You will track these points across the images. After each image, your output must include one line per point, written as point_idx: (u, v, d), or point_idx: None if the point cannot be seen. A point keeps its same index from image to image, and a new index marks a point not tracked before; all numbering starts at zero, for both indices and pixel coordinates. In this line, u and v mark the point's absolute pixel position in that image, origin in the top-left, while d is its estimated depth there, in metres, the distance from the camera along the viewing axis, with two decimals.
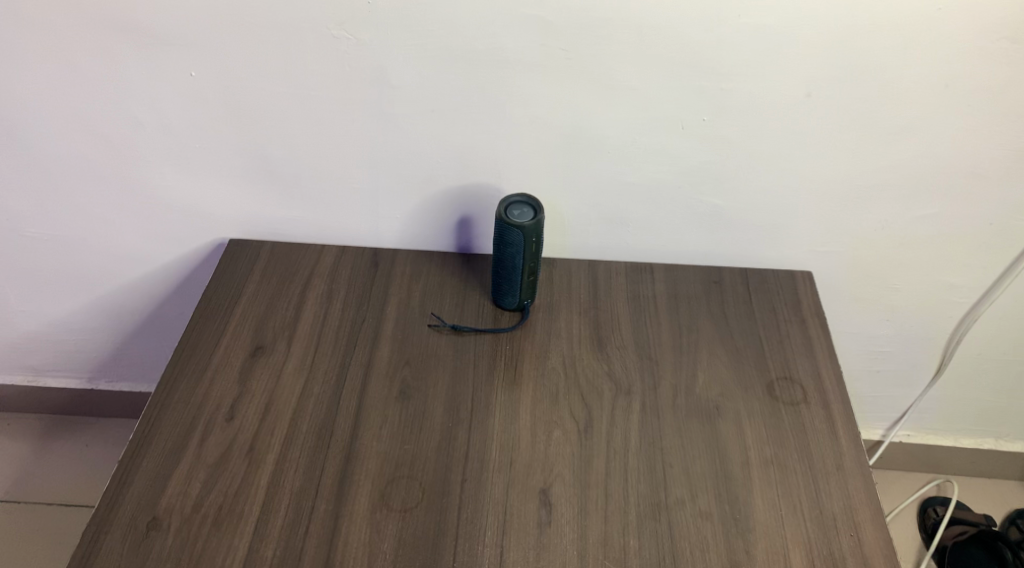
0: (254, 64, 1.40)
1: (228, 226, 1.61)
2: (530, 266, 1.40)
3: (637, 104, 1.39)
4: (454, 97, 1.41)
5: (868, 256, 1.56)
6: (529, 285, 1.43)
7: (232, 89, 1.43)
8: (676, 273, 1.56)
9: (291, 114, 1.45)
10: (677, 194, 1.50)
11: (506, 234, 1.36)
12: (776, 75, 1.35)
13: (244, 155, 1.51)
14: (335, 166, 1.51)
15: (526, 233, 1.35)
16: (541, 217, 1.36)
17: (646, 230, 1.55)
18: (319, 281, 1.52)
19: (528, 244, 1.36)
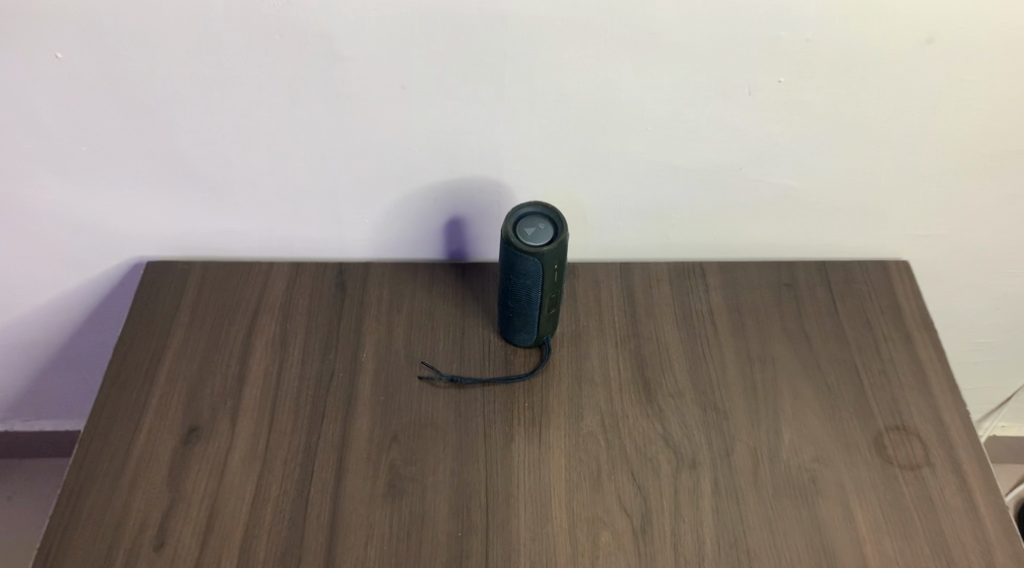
0: (147, 33, 0.98)
1: (144, 243, 1.22)
2: (551, 297, 1.04)
3: (689, 63, 1.00)
4: (434, 67, 1.00)
5: (984, 238, 1.20)
6: (551, 318, 1.07)
7: (120, 69, 1.01)
8: (735, 275, 1.19)
9: (206, 99, 1.04)
10: (738, 176, 1.12)
11: (518, 263, 0.99)
12: (886, 15, 0.96)
13: (149, 156, 1.11)
14: (275, 164, 1.11)
15: (547, 260, 0.99)
16: (565, 237, 0.99)
17: (694, 220, 1.18)
18: (269, 321, 1.15)
19: (549, 272, 1.00)
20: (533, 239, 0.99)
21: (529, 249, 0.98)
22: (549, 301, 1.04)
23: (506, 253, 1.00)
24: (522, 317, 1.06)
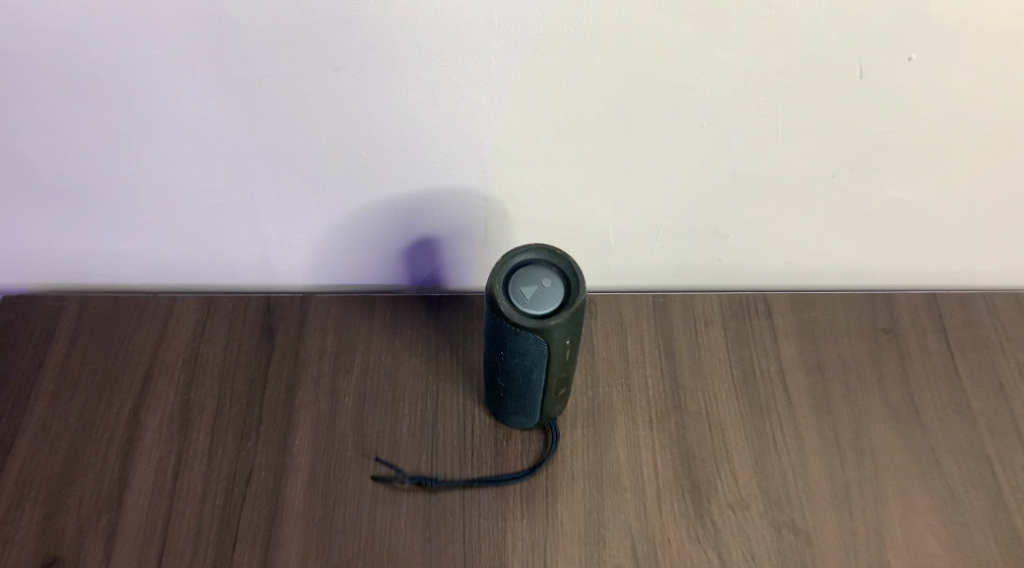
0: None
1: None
2: (562, 376, 0.71)
3: (778, 36, 0.65)
4: (386, 42, 0.65)
5: None
6: (560, 399, 0.75)
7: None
8: (813, 314, 0.86)
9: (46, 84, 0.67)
10: (831, 189, 0.78)
11: (514, 340, 0.67)
12: None
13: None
14: (163, 173, 0.76)
15: (558, 337, 0.66)
16: (580, 302, 0.66)
17: (761, 241, 0.84)
18: (167, 390, 0.82)
19: (559, 352, 0.67)
20: (537, 307, 0.66)
21: (532, 323, 0.65)
22: (558, 382, 0.72)
23: (497, 327, 0.67)
24: (518, 400, 0.74)
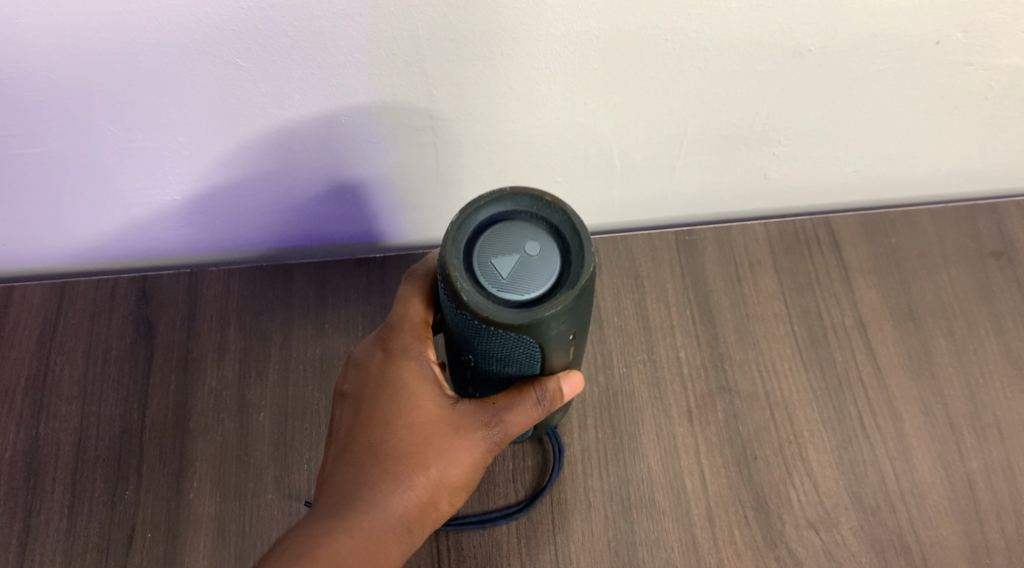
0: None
1: None
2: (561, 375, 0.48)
3: None
4: None
5: None
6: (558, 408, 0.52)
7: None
8: (894, 240, 0.63)
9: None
10: (935, 64, 0.53)
11: (488, 340, 0.43)
12: None
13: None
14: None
15: (555, 331, 0.43)
16: (586, 278, 0.42)
17: (829, 148, 0.59)
18: (7, 424, 0.58)
19: (559, 348, 0.44)
20: (521, 289, 0.42)
21: (514, 316, 0.42)
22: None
23: (459, 322, 0.43)
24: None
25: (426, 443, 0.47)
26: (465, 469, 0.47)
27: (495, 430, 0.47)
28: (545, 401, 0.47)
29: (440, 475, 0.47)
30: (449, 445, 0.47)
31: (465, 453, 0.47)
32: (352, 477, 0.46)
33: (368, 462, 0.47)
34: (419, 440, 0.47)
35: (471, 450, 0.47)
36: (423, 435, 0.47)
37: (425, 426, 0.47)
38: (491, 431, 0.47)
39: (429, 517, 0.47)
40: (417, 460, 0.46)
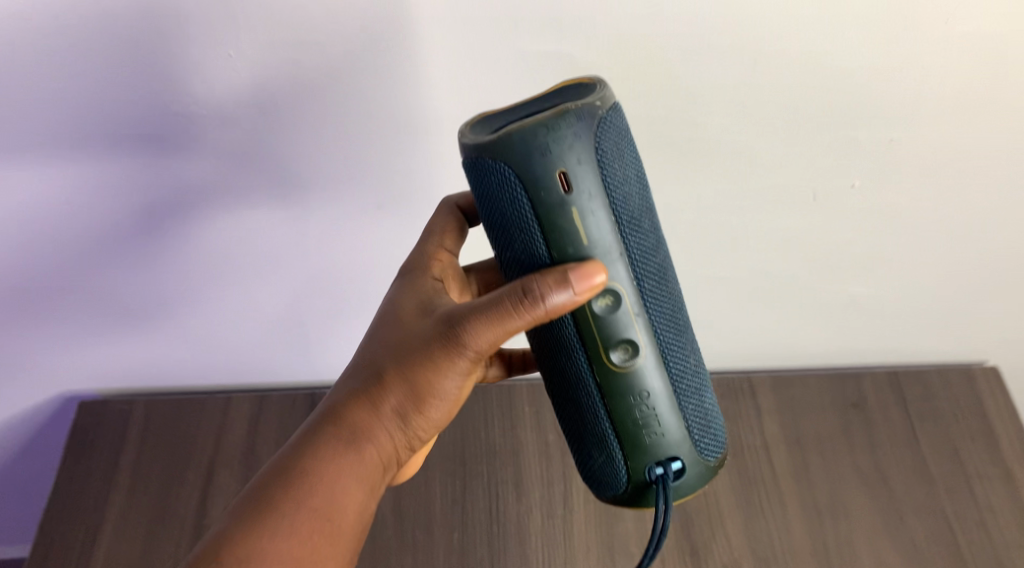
0: (58, 131, 0.75)
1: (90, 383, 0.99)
2: (596, 310, 0.63)
3: (741, 178, 0.80)
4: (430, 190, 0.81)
5: None
6: (642, 416, 0.64)
7: (22, 174, 0.77)
8: (792, 392, 0.98)
9: (139, 215, 0.81)
10: (795, 288, 0.91)
11: (491, 195, 0.62)
12: (980, 123, 0.75)
13: (68, 282, 0.86)
14: (238, 284, 0.89)
15: (538, 136, 0.59)
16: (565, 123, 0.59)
17: (741, 331, 0.97)
18: (229, 483, 0.93)
19: (553, 207, 0.60)
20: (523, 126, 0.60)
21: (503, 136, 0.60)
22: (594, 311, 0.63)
23: (472, 181, 0.63)
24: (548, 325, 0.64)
25: (406, 363, 0.64)
26: (455, 380, 0.64)
27: (463, 334, 0.62)
28: (527, 297, 0.60)
29: (413, 383, 0.64)
30: (442, 362, 0.63)
31: (436, 363, 0.63)
32: (352, 397, 0.65)
33: (365, 385, 0.65)
34: (399, 360, 0.65)
35: (440, 361, 0.63)
36: (405, 356, 0.65)
37: (407, 349, 0.65)
38: (480, 343, 0.62)
39: (429, 418, 0.66)
40: (392, 380, 0.65)
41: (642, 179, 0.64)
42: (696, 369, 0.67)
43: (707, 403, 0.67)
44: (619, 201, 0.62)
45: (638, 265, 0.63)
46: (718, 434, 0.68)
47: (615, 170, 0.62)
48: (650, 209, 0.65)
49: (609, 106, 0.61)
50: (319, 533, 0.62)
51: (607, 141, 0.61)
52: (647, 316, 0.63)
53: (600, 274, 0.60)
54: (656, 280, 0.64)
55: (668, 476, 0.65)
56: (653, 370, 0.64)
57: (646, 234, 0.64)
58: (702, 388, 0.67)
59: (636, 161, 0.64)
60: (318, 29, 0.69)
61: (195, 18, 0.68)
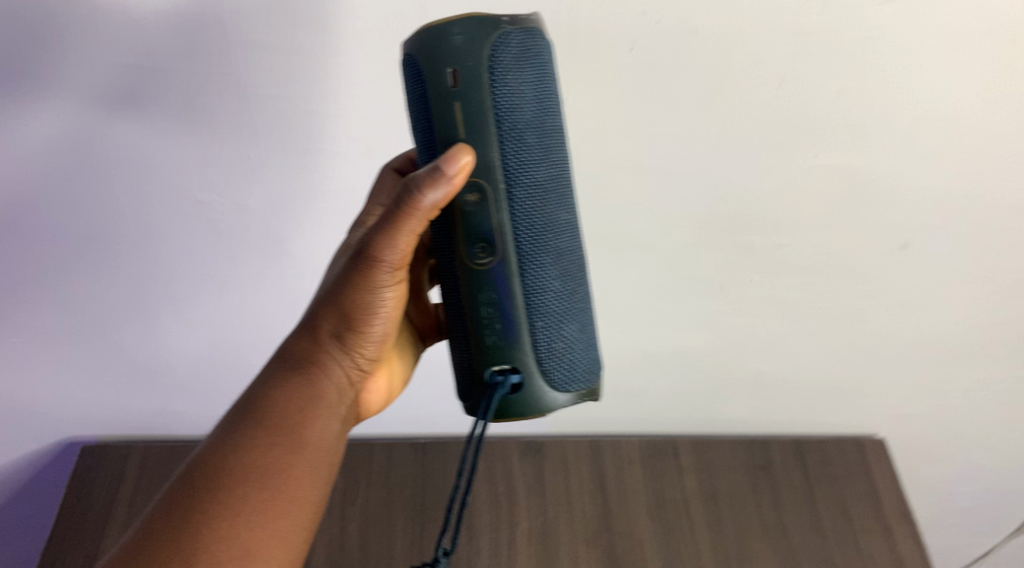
0: (101, 207, 0.93)
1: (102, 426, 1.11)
2: (466, 207, 0.73)
3: (663, 265, 0.96)
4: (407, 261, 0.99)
5: (964, 432, 1.11)
6: (489, 316, 0.74)
7: (66, 240, 0.96)
8: (710, 454, 1.10)
9: (209, 278, 0.99)
10: (710, 365, 1.06)
11: (408, 83, 0.73)
12: (850, 230, 0.93)
13: (141, 335, 1.03)
14: (260, 341, 1.05)
15: (452, 40, 0.71)
16: (472, 42, 0.70)
17: (669, 402, 1.11)
18: None
19: (443, 98, 0.71)
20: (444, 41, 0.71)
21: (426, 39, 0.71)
22: (467, 213, 0.73)
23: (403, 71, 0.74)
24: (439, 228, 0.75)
25: (331, 294, 0.77)
26: (382, 293, 0.76)
27: (368, 247, 0.75)
28: (407, 196, 0.71)
29: (338, 303, 0.77)
30: (361, 279, 0.75)
31: (352, 281, 0.76)
32: (298, 339, 0.79)
33: (306, 327, 0.79)
34: (327, 297, 0.78)
35: (353, 277, 0.76)
36: (331, 290, 0.78)
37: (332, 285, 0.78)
38: (388, 254, 0.74)
39: (366, 332, 0.78)
40: (323, 311, 0.78)
41: (545, 98, 0.73)
42: (561, 293, 0.75)
43: (565, 330, 0.75)
44: (507, 108, 0.72)
45: (511, 187, 0.73)
46: (574, 366, 0.75)
47: (508, 80, 0.71)
48: (544, 132, 0.73)
49: (522, 25, 0.72)
50: (282, 443, 0.74)
51: (505, 55, 0.71)
52: (505, 157, 0.72)
53: (467, 154, 0.71)
54: (533, 194, 0.73)
55: (505, 387, 0.74)
56: (508, 275, 0.73)
57: (529, 149, 0.73)
58: (565, 314, 0.75)
59: (539, 81, 0.73)
60: (318, 134, 0.89)
61: (245, 132, 0.89)
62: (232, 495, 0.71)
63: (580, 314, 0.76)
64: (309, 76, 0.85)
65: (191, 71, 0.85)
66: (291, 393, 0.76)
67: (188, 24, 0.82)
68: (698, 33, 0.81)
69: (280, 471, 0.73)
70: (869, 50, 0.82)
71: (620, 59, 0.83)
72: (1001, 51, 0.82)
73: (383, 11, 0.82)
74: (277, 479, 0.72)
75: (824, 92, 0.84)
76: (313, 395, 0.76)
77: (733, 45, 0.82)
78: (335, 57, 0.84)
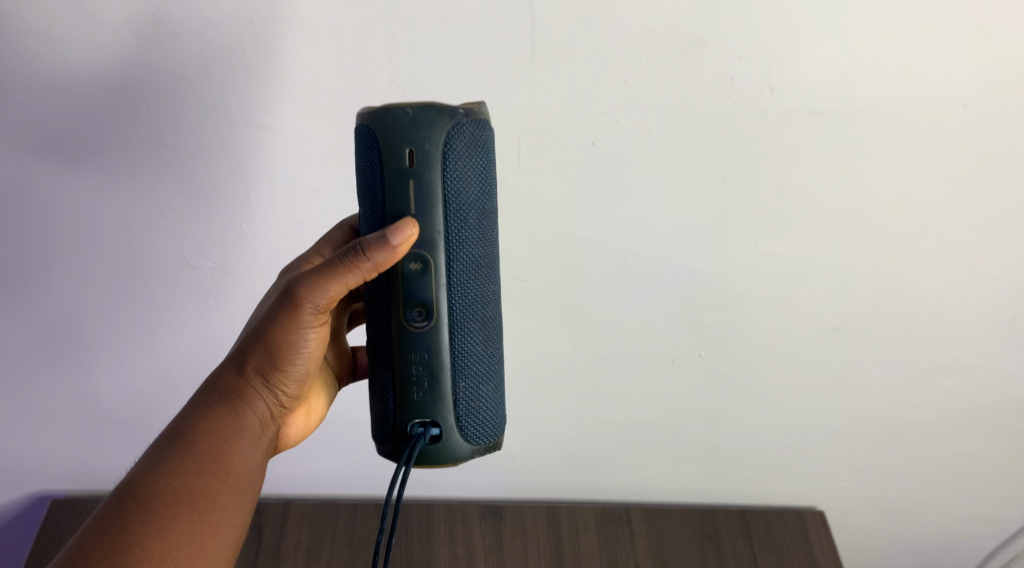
0: (97, 260, 0.98)
1: (76, 481, 1.13)
2: (409, 277, 0.77)
3: (619, 336, 1.04)
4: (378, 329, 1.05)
5: (897, 506, 1.18)
6: (418, 374, 0.78)
7: (56, 298, 1.00)
8: (660, 522, 1.15)
9: (200, 343, 1.04)
10: (661, 434, 1.13)
11: (363, 152, 0.77)
12: (790, 309, 1.02)
13: (129, 397, 1.07)
14: None
15: (407, 118, 0.75)
16: (424, 127, 0.75)
17: (622, 470, 1.17)
18: None
19: (396, 175, 0.75)
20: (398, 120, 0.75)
21: (382, 113, 0.75)
22: (409, 284, 0.77)
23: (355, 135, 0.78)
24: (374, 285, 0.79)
25: (258, 335, 0.79)
26: (307, 334, 0.79)
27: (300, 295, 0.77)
28: (349, 255, 0.75)
29: (266, 346, 0.79)
30: (289, 320, 0.78)
31: (280, 325, 0.78)
32: (222, 377, 0.80)
33: (231, 363, 0.80)
34: (254, 337, 0.80)
35: (282, 322, 0.78)
36: (257, 330, 0.80)
37: (259, 324, 0.80)
38: (317, 299, 0.77)
39: (290, 371, 0.81)
40: (250, 350, 0.80)
41: (489, 183, 0.78)
42: (483, 357, 0.80)
43: (483, 391, 0.81)
44: (454, 191, 0.76)
45: (452, 265, 0.77)
46: (488, 425, 0.81)
47: (459, 167, 0.76)
48: (485, 214, 0.78)
49: (475, 116, 0.76)
50: (208, 472, 0.76)
51: (459, 142, 0.76)
52: (448, 236, 0.77)
53: (412, 229, 0.75)
54: (469, 267, 0.78)
55: (425, 438, 0.79)
56: (439, 339, 0.78)
57: (470, 228, 0.78)
58: (484, 377, 0.81)
59: (485, 167, 0.78)
60: (304, 207, 0.96)
61: (245, 207, 0.95)
62: (159, 519, 0.73)
63: (497, 378, 0.82)
64: (299, 155, 0.92)
65: (202, 147, 0.92)
66: (217, 424, 0.78)
67: (193, 102, 0.90)
68: (653, 130, 0.91)
69: (204, 499, 0.75)
70: (802, 151, 0.92)
71: (583, 150, 0.92)
72: (915, 157, 0.93)
73: (372, 100, 0.89)
74: (200, 505, 0.74)
75: (763, 187, 0.94)
76: (236, 427, 0.78)
77: (683, 142, 0.92)
78: (325, 139, 0.92)
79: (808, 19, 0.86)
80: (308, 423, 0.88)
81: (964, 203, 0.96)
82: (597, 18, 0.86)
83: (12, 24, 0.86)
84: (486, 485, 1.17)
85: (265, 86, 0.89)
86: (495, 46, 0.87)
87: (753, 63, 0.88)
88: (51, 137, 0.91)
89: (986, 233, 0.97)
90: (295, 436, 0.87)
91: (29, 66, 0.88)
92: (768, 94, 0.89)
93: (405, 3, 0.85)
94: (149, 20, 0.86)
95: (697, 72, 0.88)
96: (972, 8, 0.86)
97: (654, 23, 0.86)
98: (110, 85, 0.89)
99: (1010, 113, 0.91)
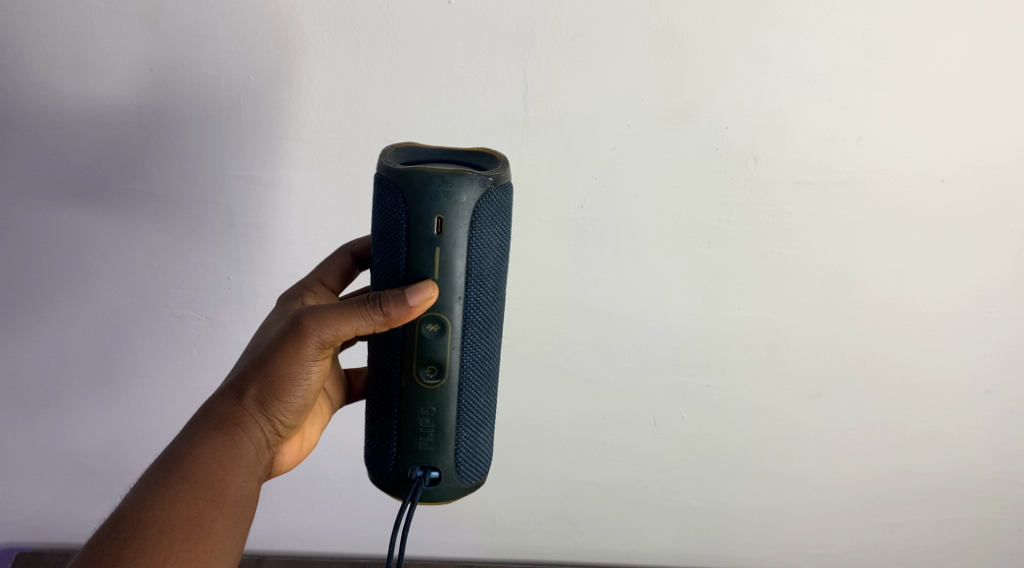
0: (90, 300, 0.98)
1: (49, 530, 1.11)
2: (424, 334, 0.77)
3: (604, 396, 1.04)
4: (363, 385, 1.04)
5: None
6: (424, 425, 0.78)
7: (39, 344, 1.00)
8: None
9: (184, 392, 1.03)
10: (642, 497, 1.12)
11: (386, 209, 0.76)
12: (774, 372, 1.03)
13: (109, 442, 1.05)
14: None
15: (436, 183, 0.75)
16: (454, 192, 0.75)
17: (603, 533, 1.15)
18: None
19: (421, 240, 0.75)
20: (427, 182, 0.75)
21: (409, 170, 0.75)
22: (421, 340, 0.77)
23: (375, 183, 0.78)
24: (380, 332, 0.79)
25: (263, 364, 0.78)
26: (310, 368, 0.79)
27: (310, 330, 0.77)
28: (367, 303, 0.75)
29: (270, 375, 0.78)
30: (294, 352, 0.77)
31: (288, 356, 0.77)
32: (223, 400, 0.79)
33: (233, 388, 0.79)
34: (258, 364, 0.79)
35: (290, 355, 0.77)
36: (262, 358, 0.78)
37: (265, 352, 0.79)
38: (325, 337, 0.77)
39: (290, 402, 0.80)
40: (254, 379, 0.78)
41: (505, 248, 0.79)
42: (485, 407, 0.81)
43: (482, 436, 0.81)
44: (476, 257, 0.77)
45: (467, 325, 0.78)
46: (483, 467, 0.81)
47: (483, 234, 0.76)
48: (500, 277, 0.79)
49: (501, 183, 0.77)
50: (204, 498, 0.74)
51: (485, 211, 0.76)
52: (467, 300, 0.77)
53: (431, 291, 0.75)
54: (481, 327, 0.79)
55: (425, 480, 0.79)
56: (449, 393, 0.78)
57: (487, 291, 0.78)
58: (484, 424, 0.81)
59: (505, 234, 0.78)
60: (294, 261, 0.96)
61: (237, 256, 0.96)
62: (156, 548, 0.70)
63: (494, 424, 0.82)
64: (291, 209, 0.93)
65: (195, 195, 0.93)
66: (215, 450, 0.76)
67: (192, 153, 0.91)
68: (643, 195, 0.93)
69: (199, 526, 0.73)
70: (788, 220, 0.94)
71: (571, 213, 0.94)
72: (895, 230, 0.95)
73: (365, 158, 0.91)
74: (197, 532, 0.72)
75: (747, 253, 0.96)
76: (233, 454, 0.77)
77: (671, 207, 0.94)
78: (317, 195, 0.93)
79: (794, 93, 0.89)
80: (300, 452, 0.87)
81: (943, 276, 0.98)
82: (590, 87, 0.88)
83: (15, 72, 0.87)
84: (465, 545, 1.16)
85: (262, 140, 0.90)
86: (489, 110, 0.89)
87: (740, 134, 0.90)
88: (52, 181, 0.92)
89: (966, 305, 0.99)
90: (286, 464, 0.86)
91: (27, 113, 0.89)
92: (753, 163, 0.91)
93: (403, 66, 0.87)
94: (148, 73, 0.87)
95: (686, 141, 0.90)
96: (950, 90, 0.89)
97: (646, 92, 0.88)
98: (110, 134, 0.90)
99: (988, 189, 0.94)
